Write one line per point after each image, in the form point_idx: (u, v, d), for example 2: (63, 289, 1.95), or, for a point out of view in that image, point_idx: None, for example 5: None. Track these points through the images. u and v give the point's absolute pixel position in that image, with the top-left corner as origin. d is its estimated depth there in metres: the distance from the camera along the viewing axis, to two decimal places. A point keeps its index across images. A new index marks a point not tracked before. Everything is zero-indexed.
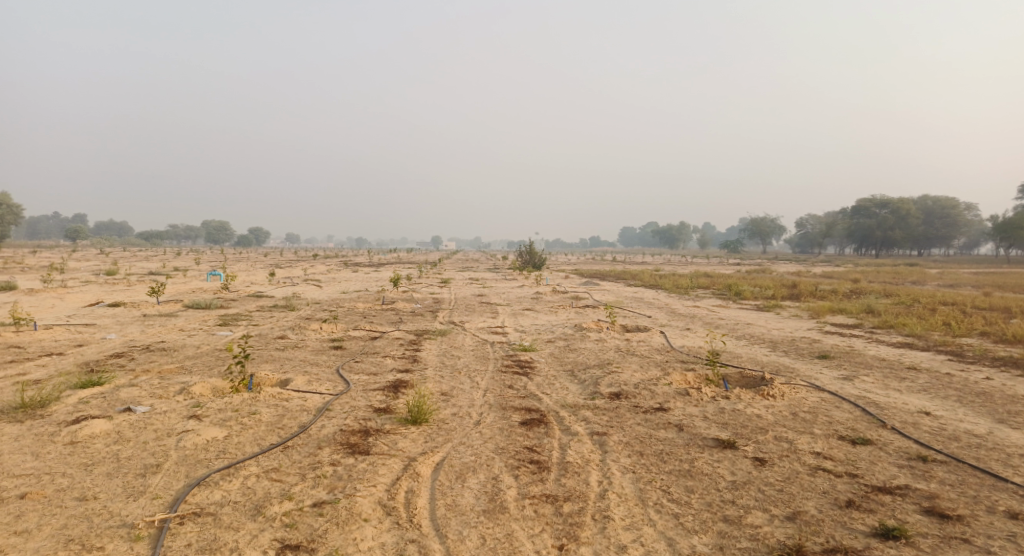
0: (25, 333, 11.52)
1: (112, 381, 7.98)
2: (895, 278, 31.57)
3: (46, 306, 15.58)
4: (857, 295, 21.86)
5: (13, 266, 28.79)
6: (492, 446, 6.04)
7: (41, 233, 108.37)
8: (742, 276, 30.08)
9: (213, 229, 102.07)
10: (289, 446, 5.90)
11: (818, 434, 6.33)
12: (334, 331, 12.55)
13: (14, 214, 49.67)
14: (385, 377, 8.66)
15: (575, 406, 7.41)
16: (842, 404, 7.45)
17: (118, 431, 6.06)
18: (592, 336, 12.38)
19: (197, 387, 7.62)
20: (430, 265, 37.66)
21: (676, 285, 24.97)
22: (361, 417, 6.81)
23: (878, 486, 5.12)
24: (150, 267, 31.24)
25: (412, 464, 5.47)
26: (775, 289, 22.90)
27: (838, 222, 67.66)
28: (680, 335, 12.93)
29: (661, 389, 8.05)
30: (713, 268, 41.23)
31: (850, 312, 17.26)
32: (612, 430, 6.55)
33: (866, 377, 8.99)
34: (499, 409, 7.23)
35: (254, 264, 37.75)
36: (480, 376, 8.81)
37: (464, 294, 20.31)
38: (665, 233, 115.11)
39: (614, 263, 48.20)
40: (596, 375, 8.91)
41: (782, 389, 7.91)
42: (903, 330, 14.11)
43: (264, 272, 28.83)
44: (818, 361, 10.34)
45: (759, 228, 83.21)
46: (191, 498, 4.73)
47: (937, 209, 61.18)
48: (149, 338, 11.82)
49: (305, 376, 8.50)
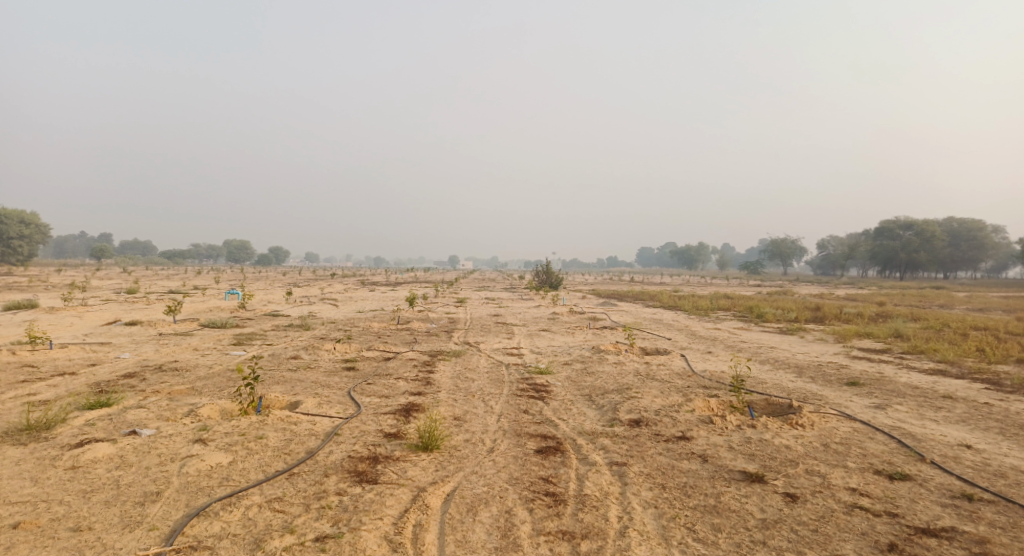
0: (41, 352, 11.52)
1: (121, 402, 7.85)
2: (922, 301, 30.66)
3: (64, 324, 15.65)
4: (883, 319, 21.23)
5: (38, 284, 29.33)
6: (506, 476, 5.76)
7: (68, 252, 111.00)
8: (763, 298, 29.45)
9: (234, 248, 103.50)
10: (295, 473, 5.68)
11: (853, 467, 5.95)
12: (347, 351, 12.38)
13: (42, 234, 50.80)
14: (397, 400, 8.44)
15: (593, 433, 7.10)
16: (876, 435, 7.04)
17: (121, 456, 5.90)
18: (610, 359, 12.05)
19: (205, 409, 7.45)
20: (446, 285, 37.53)
21: (695, 306, 24.49)
22: (371, 443, 6.57)
23: (922, 527, 4.74)
24: (169, 285, 31.68)
25: (421, 495, 5.21)
26: (798, 311, 22.35)
27: (860, 243, 66.46)
28: (701, 358, 12.56)
29: (683, 417, 7.71)
30: (732, 289, 40.66)
31: (878, 337, 16.70)
32: (632, 460, 6.23)
33: (900, 406, 8.55)
34: (513, 436, 6.94)
35: (273, 281, 38.08)
36: (494, 400, 8.54)
37: (480, 314, 20.09)
38: (683, 254, 114.11)
39: (631, 283, 47.89)
40: (615, 400, 8.59)
41: (811, 418, 7.53)
42: (935, 356, 13.56)
43: (281, 291, 28.92)
44: (847, 388, 9.90)
45: (779, 248, 82.09)
46: (189, 530, 4.51)
47: (963, 232, 59.84)
48: (162, 357, 11.74)
49: (315, 398, 8.31)
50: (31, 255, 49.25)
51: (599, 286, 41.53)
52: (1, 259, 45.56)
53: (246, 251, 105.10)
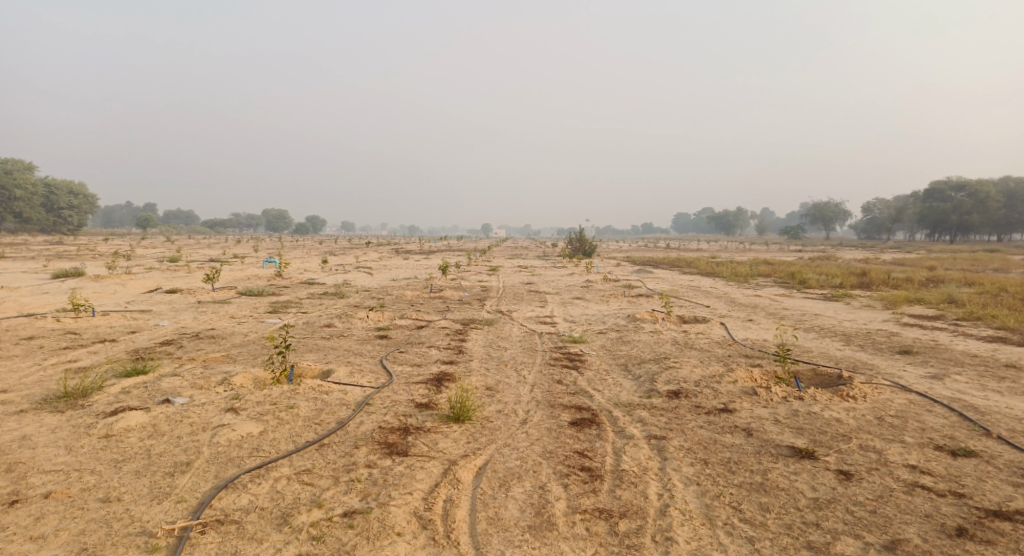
0: (83, 320, 11.76)
1: (156, 370, 7.89)
2: (975, 265, 29.22)
3: (108, 292, 16.02)
4: (934, 284, 20.17)
5: (87, 253, 30.22)
6: (540, 449, 5.55)
7: (115, 223, 114.74)
8: (805, 263, 28.37)
9: (272, 218, 105.22)
10: (325, 444, 5.58)
11: (911, 443, 5.53)
12: (380, 319, 12.32)
13: (91, 204, 52.36)
14: (429, 369, 8.29)
15: (630, 405, 6.83)
16: (935, 407, 6.57)
17: (154, 425, 5.90)
18: (647, 327, 11.69)
19: (238, 378, 7.43)
20: (479, 253, 37.34)
21: (733, 273, 23.73)
22: (402, 413, 6.44)
23: (993, 510, 4.34)
24: (210, 254, 32.28)
25: (452, 469, 5.04)
26: (843, 277, 21.45)
27: (908, 205, 63.49)
28: (742, 326, 12.10)
29: (725, 388, 7.36)
30: (773, 254, 39.42)
31: (930, 303, 15.84)
32: (672, 434, 5.94)
33: (959, 377, 8.00)
34: (547, 407, 6.73)
35: (310, 250, 38.43)
36: (527, 370, 8.33)
37: (513, 282, 19.86)
38: (720, 219, 111.29)
39: (667, 250, 46.98)
40: (652, 370, 8.28)
41: (863, 390, 7.09)
42: (993, 323, 12.77)
43: (316, 260, 29.15)
44: (900, 357, 9.35)
45: (822, 212, 79.18)
46: (216, 502, 4.46)
47: (1021, 191, 56.57)
48: (199, 325, 11.85)
49: (347, 367, 8.23)
50: (80, 225, 50.74)
51: (634, 254, 40.85)
52: (54, 229, 47.16)
53: (283, 221, 106.84)
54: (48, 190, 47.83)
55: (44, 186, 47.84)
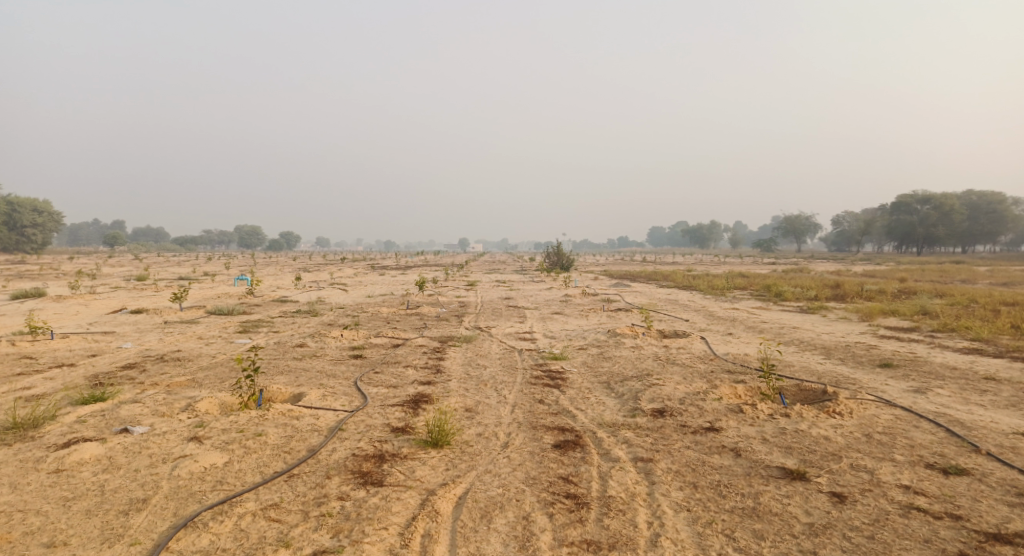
0: (41, 343, 11.19)
1: (116, 397, 7.46)
2: (943, 276, 29.83)
3: (70, 313, 15.36)
4: (907, 296, 20.44)
5: (49, 272, 29.14)
6: (522, 475, 5.30)
7: (81, 240, 111.70)
8: (779, 276, 28.70)
9: (245, 234, 103.60)
10: (295, 475, 5.26)
11: (902, 461, 5.41)
12: (355, 338, 11.96)
13: (56, 222, 50.78)
14: (405, 390, 7.99)
15: (614, 425, 6.62)
16: (921, 423, 6.49)
17: (110, 457, 5.50)
18: (628, 343, 11.52)
19: (203, 404, 7.04)
20: (456, 268, 37.03)
21: (710, 286, 23.80)
22: (377, 439, 6.13)
23: (992, 533, 4.21)
24: (178, 272, 31.40)
25: (430, 500, 4.77)
26: (818, 289, 21.63)
27: (876, 218, 64.89)
28: (723, 341, 12.02)
29: (710, 405, 7.20)
30: (747, 267, 39.85)
31: (904, 315, 15.99)
32: (659, 455, 5.73)
33: (942, 390, 7.96)
34: (529, 429, 6.49)
35: (284, 267, 37.68)
36: (507, 389, 8.08)
37: (491, 297, 19.62)
38: (695, 232, 112.74)
39: (644, 263, 47.18)
40: (635, 388, 8.09)
41: (849, 406, 6.98)
42: (967, 334, 12.90)
43: (290, 277, 28.52)
44: (882, 370, 9.32)
45: (793, 224, 80.62)
46: (174, 544, 4.16)
47: (983, 204, 58.27)
48: (165, 347, 11.36)
49: (320, 390, 7.89)
50: (45, 244, 49.17)
51: (612, 268, 40.88)
52: (16, 248, 45.60)
53: (257, 237, 105.22)
54: (10, 207, 46.32)
55: (7, 203, 46.36)
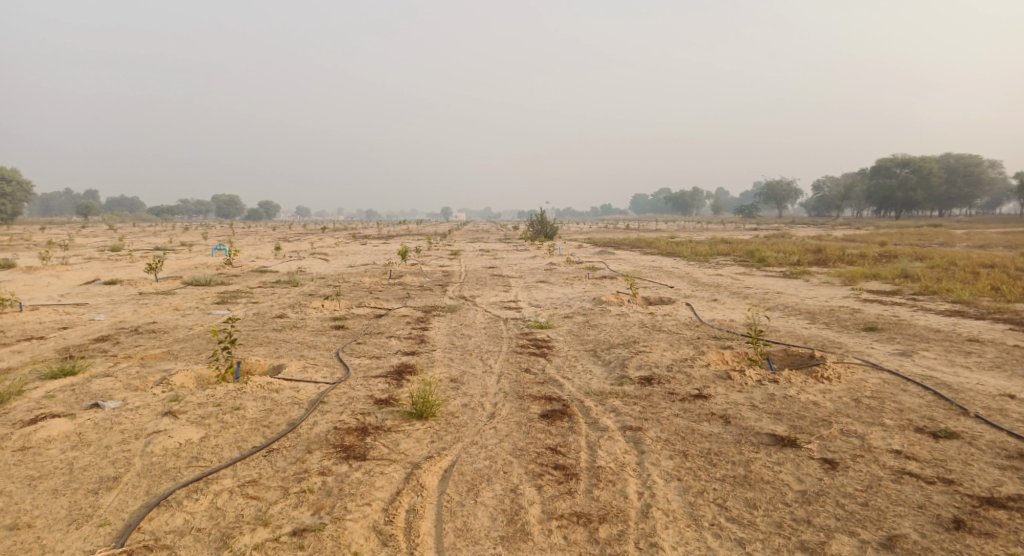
0: (9, 316, 10.77)
1: (87, 371, 7.17)
2: (921, 239, 30.07)
3: (40, 284, 14.85)
4: (888, 259, 20.58)
5: (20, 243, 28.27)
6: (509, 447, 5.18)
7: (54, 211, 109.01)
8: (761, 241, 28.83)
9: (223, 203, 101.40)
10: (274, 450, 5.08)
11: (892, 426, 5.37)
12: (337, 308, 11.72)
13: (26, 191, 49.18)
14: (389, 361, 7.82)
15: (602, 394, 6.51)
16: (908, 386, 6.47)
17: (79, 434, 5.26)
18: (613, 310, 11.41)
19: (178, 377, 6.79)
20: (439, 237, 36.62)
21: (694, 252, 23.74)
22: (359, 411, 5.95)
23: (986, 497, 4.18)
24: (154, 243, 30.63)
25: (415, 474, 4.64)
26: (800, 254, 21.71)
27: (857, 183, 65.25)
28: (709, 307, 11.98)
29: (698, 372, 7.13)
30: (729, 233, 39.99)
31: (886, 278, 16.07)
32: (648, 424, 5.64)
33: (927, 353, 7.97)
34: (515, 399, 6.36)
35: (264, 237, 37.08)
36: (493, 359, 7.94)
37: (475, 267, 19.39)
38: (677, 199, 112.77)
39: (627, 231, 47.14)
40: (622, 355, 7.99)
41: (837, 370, 6.94)
42: (949, 296, 12.98)
43: (270, 247, 28.00)
44: (867, 334, 9.31)
45: (774, 190, 80.87)
46: (146, 524, 3.98)
47: (960, 168, 58.82)
48: (140, 319, 11.01)
49: (300, 362, 7.67)
50: (15, 214, 47.71)
51: (594, 235, 40.58)
52: None
53: (235, 207, 103.15)
54: None
55: None
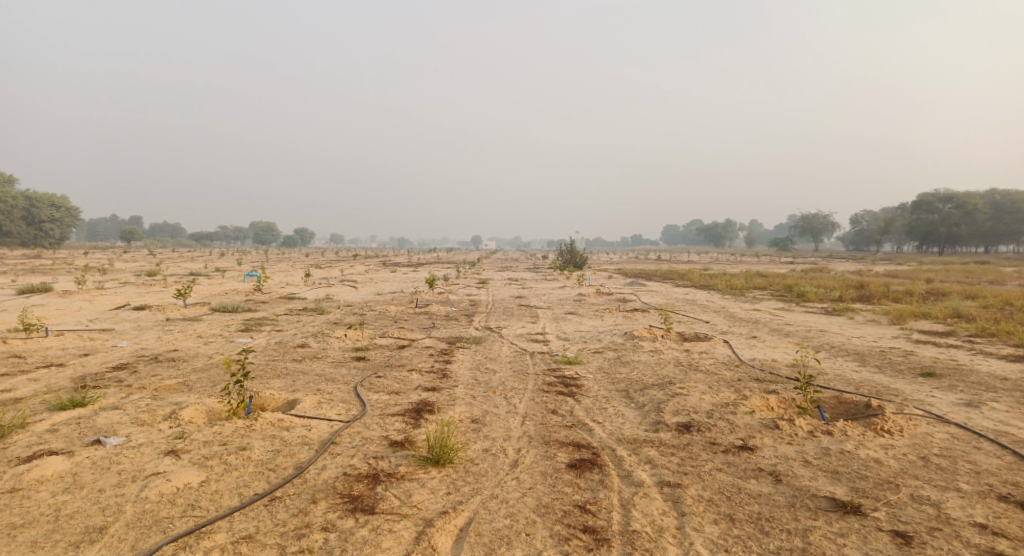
0: (33, 342, 10.69)
1: (97, 402, 6.89)
2: (969, 277, 28.69)
3: (72, 309, 14.92)
4: (936, 298, 19.47)
5: (61, 267, 28.90)
6: (533, 502, 4.71)
7: (101, 235, 113.34)
8: (799, 275, 27.79)
9: (260, 230, 103.82)
10: (277, 498, 4.70)
11: (971, 491, 4.72)
12: (359, 338, 11.40)
13: (74, 216, 50.76)
14: (408, 397, 7.37)
15: (636, 441, 5.96)
16: (982, 443, 5.76)
17: (73, 475, 4.94)
18: (646, 347, 10.81)
19: (187, 412, 6.45)
20: (468, 265, 36.35)
21: (728, 286, 22.91)
22: (372, 455, 5.51)
23: None
24: (188, 268, 31.00)
25: (427, 534, 4.29)
26: (842, 290, 20.71)
27: (898, 217, 63.21)
28: (747, 344, 11.30)
29: (741, 419, 6.51)
30: (763, 267, 38.98)
31: (937, 318, 15.12)
32: (687, 479, 5.07)
33: (997, 404, 7.20)
34: (541, 444, 5.85)
35: (295, 263, 37.45)
36: (518, 398, 7.43)
37: (502, 296, 18.96)
38: (709, 232, 111.25)
39: (658, 263, 46.38)
40: (658, 398, 7.39)
41: (899, 422, 6.24)
42: (1010, 340, 12.03)
43: (301, 274, 28.10)
44: (926, 380, 8.53)
45: (810, 223, 79.13)
46: None
47: (1007, 204, 56.60)
48: (161, 346, 10.84)
49: (316, 397, 7.27)
50: (63, 239, 49.35)
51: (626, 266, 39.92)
52: (35, 242, 45.74)
53: (271, 234, 105.50)
54: (30, 202, 46.48)
55: (25, 198, 46.47)
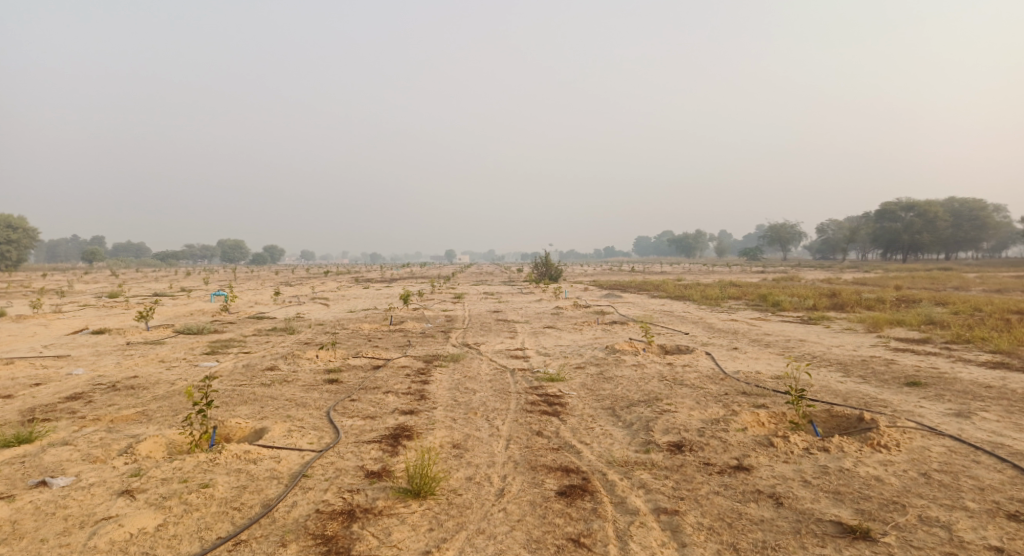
0: None
1: (45, 437, 6.34)
2: (935, 282, 29.30)
3: (25, 335, 14.11)
4: (908, 304, 19.68)
5: (17, 291, 27.69)
6: (523, 537, 4.39)
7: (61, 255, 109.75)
8: (772, 284, 28.02)
9: (228, 248, 101.61)
10: (242, 543, 4.29)
11: (979, 510, 4.54)
12: (332, 359, 10.93)
13: (32, 237, 48.89)
14: (384, 422, 6.96)
15: (627, 464, 5.67)
16: (980, 457, 5.61)
17: (13, 524, 4.46)
18: (629, 361, 10.56)
19: (144, 446, 5.95)
20: (442, 280, 35.92)
21: (704, 296, 22.89)
22: (347, 489, 5.11)
23: None
24: (153, 288, 30.00)
25: None
26: (816, 298, 20.82)
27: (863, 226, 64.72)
28: (730, 356, 11.14)
29: (734, 436, 6.27)
30: (735, 276, 39.36)
31: (912, 324, 15.22)
32: (685, 505, 4.79)
33: (987, 414, 7.09)
34: (527, 470, 5.51)
35: (265, 282, 36.54)
36: (500, 419, 7.08)
37: (479, 311, 18.59)
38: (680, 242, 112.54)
39: (631, 273, 46.55)
40: (645, 415, 7.12)
41: (896, 436, 6.06)
42: (986, 346, 12.10)
43: (271, 292, 27.37)
44: (913, 389, 8.41)
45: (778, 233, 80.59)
46: None
47: (965, 212, 58.39)
48: (120, 373, 10.21)
49: (285, 424, 6.81)
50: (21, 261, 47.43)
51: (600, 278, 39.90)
52: None
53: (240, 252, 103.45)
54: None
55: None
